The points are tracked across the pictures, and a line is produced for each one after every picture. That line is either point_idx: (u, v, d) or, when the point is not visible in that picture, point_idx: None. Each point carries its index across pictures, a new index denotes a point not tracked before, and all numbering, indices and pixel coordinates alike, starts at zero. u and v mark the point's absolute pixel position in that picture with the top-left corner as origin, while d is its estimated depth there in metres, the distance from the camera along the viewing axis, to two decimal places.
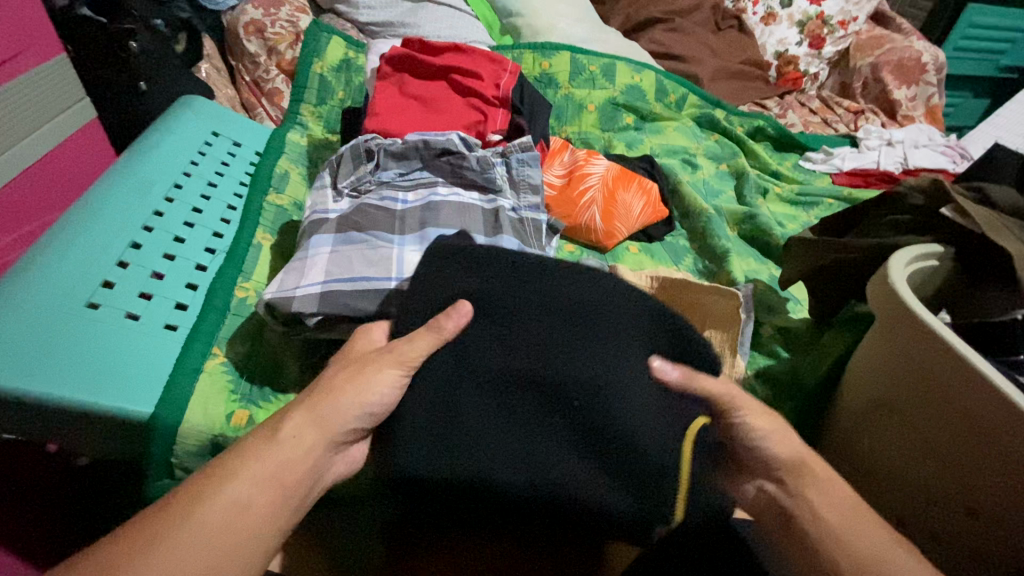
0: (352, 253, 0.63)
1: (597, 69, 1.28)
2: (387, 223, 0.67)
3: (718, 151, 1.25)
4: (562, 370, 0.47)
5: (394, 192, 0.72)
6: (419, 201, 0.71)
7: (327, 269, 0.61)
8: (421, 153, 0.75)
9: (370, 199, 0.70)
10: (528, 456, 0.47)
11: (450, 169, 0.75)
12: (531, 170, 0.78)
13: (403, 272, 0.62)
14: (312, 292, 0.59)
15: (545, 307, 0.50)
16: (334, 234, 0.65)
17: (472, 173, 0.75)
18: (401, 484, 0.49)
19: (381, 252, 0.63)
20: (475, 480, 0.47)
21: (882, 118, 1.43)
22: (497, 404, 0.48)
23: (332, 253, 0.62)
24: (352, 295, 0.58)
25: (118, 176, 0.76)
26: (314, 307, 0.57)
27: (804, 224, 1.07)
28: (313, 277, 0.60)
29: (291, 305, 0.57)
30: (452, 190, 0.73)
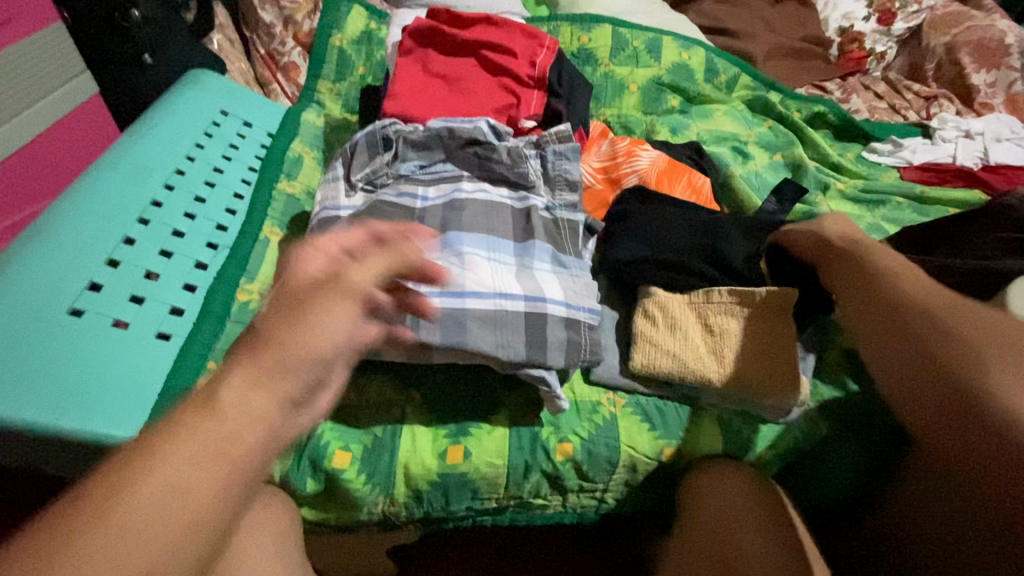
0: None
1: (641, 45, 1.16)
2: (404, 224, 0.60)
3: (772, 138, 1.11)
4: (705, 239, 0.68)
5: (414, 186, 0.65)
6: (441, 198, 0.63)
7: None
8: (444, 142, 0.67)
9: (387, 194, 0.63)
10: (698, 247, 0.68)
11: (477, 162, 0.66)
12: (570, 163, 0.68)
13: (421, 285, 0.54)
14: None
15: (686, 217, 0.71)
16: None
17: (501, 166, 0.66)
18: (623, 278, 0.67)
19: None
20: (664, 238, 0.68)
21: (958, 106, 1.27)
22: (667, 252, 0.68)
23: None
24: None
25: (115, 160, 0.70)
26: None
27: (868, 225, 0.94)
28: None
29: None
30: (479, 186, 0.65)
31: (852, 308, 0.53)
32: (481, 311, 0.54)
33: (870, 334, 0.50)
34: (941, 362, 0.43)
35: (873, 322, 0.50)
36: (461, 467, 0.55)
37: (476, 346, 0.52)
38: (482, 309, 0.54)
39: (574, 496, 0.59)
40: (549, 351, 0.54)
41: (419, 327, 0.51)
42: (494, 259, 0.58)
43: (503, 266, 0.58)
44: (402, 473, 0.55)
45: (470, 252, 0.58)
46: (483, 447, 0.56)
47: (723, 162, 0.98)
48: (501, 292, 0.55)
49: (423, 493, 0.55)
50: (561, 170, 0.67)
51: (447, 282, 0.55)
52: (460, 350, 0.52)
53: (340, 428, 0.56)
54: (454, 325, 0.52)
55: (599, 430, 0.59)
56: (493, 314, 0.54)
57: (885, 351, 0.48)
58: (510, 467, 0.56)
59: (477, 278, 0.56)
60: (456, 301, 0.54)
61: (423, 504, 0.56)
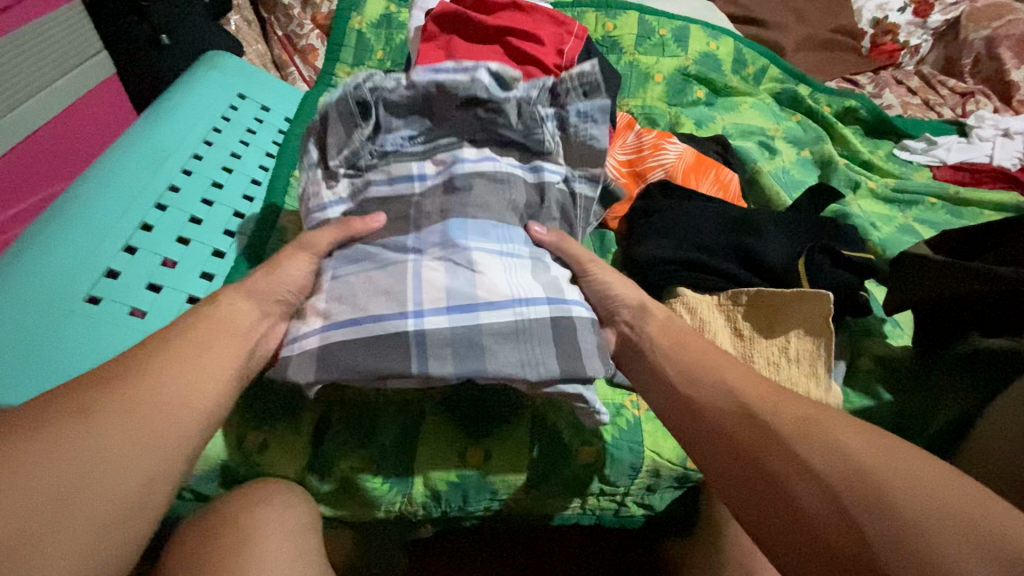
0: (356, 281, 0.52)
1: (668, 33, 1.13)
2: (405, 213, 0.57)
3: (800, 133, 1.07)
4: (741, 238, 0.66)
5: (409, 166, 0.61)
6: (443, 176, 0.60)
7: (329, 311, 0.51)
8: (435, 102, 0.62)
9: (378, 185, 0.60)
10: (730, 248, 0.66)
11: (478, 127, 0.63)
12: (595, 125, 0.65)
13: (424, 303, 0.50)
14: (309, 350, 0.49)
15: (720, 214, 0.69)
16: (334, 258, 0.55)
17: (510, 131, 0.63)
18: (647, 273, 0.65)
19: (394, 276, 0.51)
20: (694, 237, 0.66)
21: (996, 103, 1.22)
22: (696, 248, 0.66)
23: (333, 287, 0.52)
24: (365, 351, 0.48)
25: (133, 143, 0.69)
26: (311, 375, 0.48)
27: (899, 226, 0.91)
28: (312, 325, 0.51)
29: (288, 375, 0.48)
30: (484, 156, 0.61)
31: (709, 452, 0.43)
32: (498, 327, 0.49)
33: (726, 476, 0.41)
34: (828, 536, 0.34)
35: (734, 463, 0.41)
36: (480, 469, 0.55)
37: (495, 369, 0.48)
38: (499, 322, 0.50)
39: (594, 499, 0.58)
40: (585, 361, 0.50)
41: (427, 357, 0.48)
42: (507, 257, 0.54)
43: (518, 264, 0.54)
44: (421, 473, 0.54)
45: (476, 250, 0.53)
46: (503, 449, 0.55)
47: (750, 157, 0.95)
48: (519, 300, 0.51)
49: (441, 493, 0.54)
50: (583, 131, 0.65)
51: (454, 295, 0.50)
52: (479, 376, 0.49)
53: (359, 424, 0.55)
54: (469, 347, 0.49)
55: (623, 434, 0.57)
56: (512, 327, 0.50)
57: (742, 491, 0.40)
58: (529, 470, 0.55)
59: (487, 285, 0.51)
60: (471, 317, 0.49)
61: (441, 504, 0.55)
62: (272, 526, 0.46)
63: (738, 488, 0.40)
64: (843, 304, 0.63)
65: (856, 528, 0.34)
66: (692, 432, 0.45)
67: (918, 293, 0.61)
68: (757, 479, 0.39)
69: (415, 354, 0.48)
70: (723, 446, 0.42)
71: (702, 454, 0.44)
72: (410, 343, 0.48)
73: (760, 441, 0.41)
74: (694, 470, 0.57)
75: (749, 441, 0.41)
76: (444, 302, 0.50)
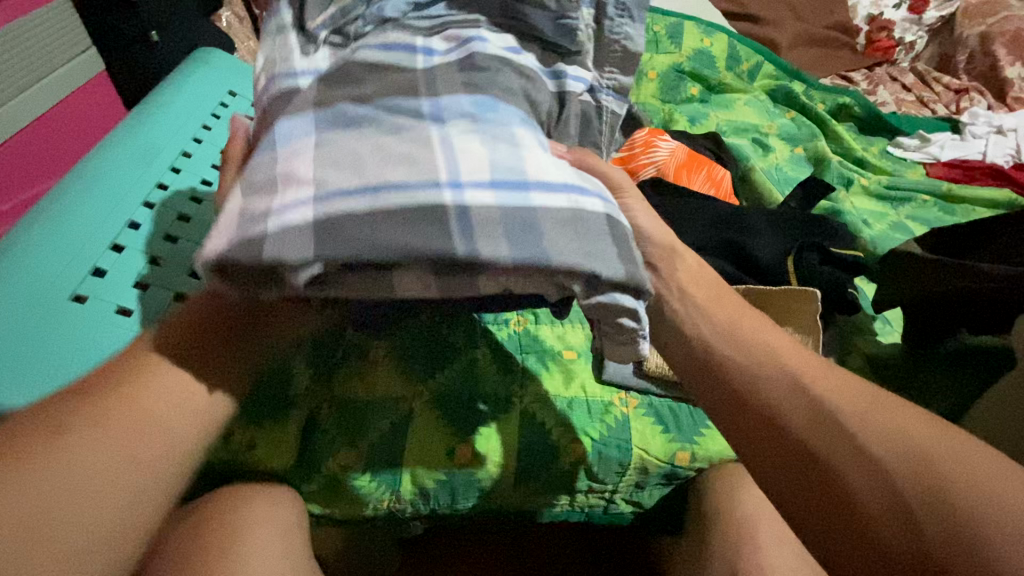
0: (357, 144, 0.40)
1: (662, 30, 1.12)
2: (407, 83, 0.44)
3: (794, 130, 1.07)
4: (732, 236, 0.66)
5: (409, 37, 0.50)
6: (454, 52, 0.49)
7: (323, 176, 0.38)
8: None
9: (366, 48, 0.48)
10: (720, 247, 0.66)
11: (498, 4, 0.53)
12: (629, 28, 0.60)
13: (461, 174, 0.38)
14: (297, 220, 0.36)
15: (712, 213, 0.69)
16: (310, 113, 0.42)
17: (540, 14, 0.54)
18: None
19: (412, 143, 0.40)
20: (684, 236, 0.67)
21: (990, 100, 1.22)
22: (687, 247, 0.66)
23: (318, 145, 0.40)
24: (378, 226, 0.36)
25: (122, 139, 0.68)
26: (309, 248, 0.35)
27: (892, 224, 0.91)
28: (296, 184, 0.37)
29: (264, 253, 0.35)
30: (510, 46, 0.52)
31: (746, 427, 0.36)
32: (555, 211, 0.39)
33: (767, 464, 0.35)
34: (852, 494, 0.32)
35: (779, 446, 0.34)
36: (469, 467, 0.55)
37: (558, 259, 0.37)
38: (554, 205, 0.39)
39: (583, 496, 0.58)
40: (643, 271, 0.40)
41: (474, 236, 0.36)
42: (546, 146, 0.44)
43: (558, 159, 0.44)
44: (409, 471, 0.54)
45: (514, 125, 0.43)
46: (490, 447, 0.55)
47: (743, 153, 0.95)
48: (573, 186, 0.40)
49: (430, 490, 0.54)
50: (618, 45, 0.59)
51: (497, 167, 0.39)
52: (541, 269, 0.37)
53: (347, 421, 0.55)
54: (522, 228, 0.37)
55: (611, 431, 0.57)
56: (570, 215, 0.39)
57: (790, 484, 0.33)
58: (518, 467, 0.55)
59: (538, 163, 0.40)
60: (521, 198, 0.38)
61: (430, 502, 0.55)
62: (261, 525, 0.47)
63: (775, 474, 0.34)
64: (833, 302, 0.63)
65: (928, 553, 0.29)
66: (726, 402, 0.38)
67: (912, 289, 0.61)
68: (808, 471, 0.33)
69: (456, 232, 0.36)
70: (764, 420, 0.36)
71: (735, 427, 0.37)
72: (449, 215, 0.37)
73: (816, 425, 0.34)
74: (682, 468, 0.58)
75: (796, 420, 0.35)
76: (487, 174, 0.39)
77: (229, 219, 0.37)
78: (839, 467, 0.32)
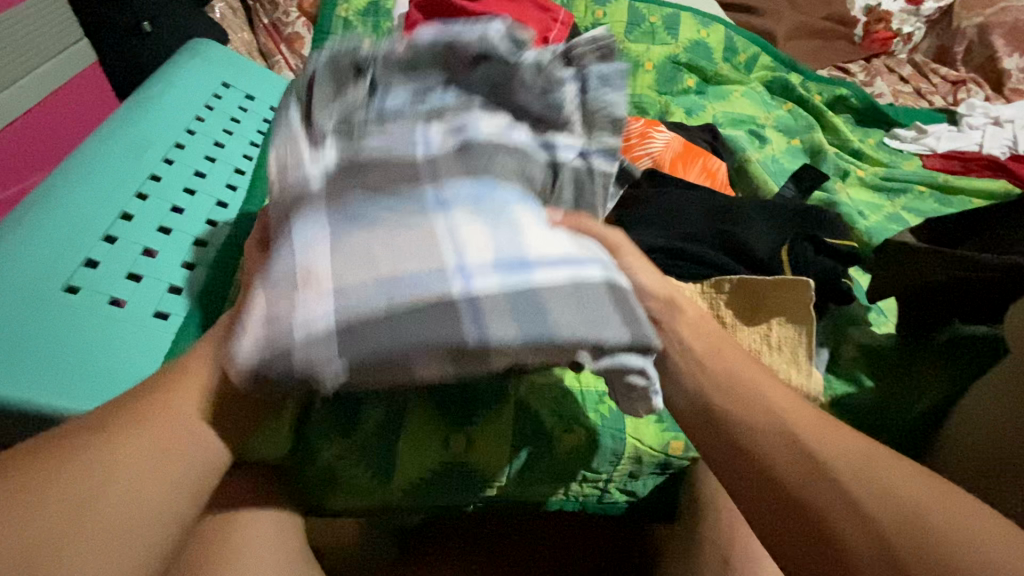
0: (361, 241, 0.41)
1: (658, 21, 1.12)
2: (411, 172, 0.45)
3: (791, 122, 1.07)
4: (726, 226, 0.66)
5: (409, 128, 0.49)
6: (451, 136, 0.48)
7: (341, 276, 0.39)
8: (442, 62, 0.53)
9: (371, 147, 0.47)
10: (714, 237, 0.66)
11: (488, 87, 0.53)
12: (612, 91, 0.57)
13: (471, 260, 0.40)
14: (318, 328, 0.38)
15: (706, 203, 0.69)
16: (318, 210, 0.43)
17: (527, 96, 0.53)
18: None
19: (423, 231, 0.41)
20: (679, 226, 0.66)
21: (987, 91, 1.21)
22: (682, 237, 0.66)
23: (326, 250, 0.40)
24: (393, 327, 0.38)
25: (115, 131, 0.68)
26: (337, 360, 0.37)
27: (888, 215, 0.91)
28: (312, 297, 0.38)
29: (294, 360, 0.37)
30: (503, 125, 0.51)
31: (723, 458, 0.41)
32: (557, 287, 0.40)
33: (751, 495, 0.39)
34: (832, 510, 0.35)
35: (752, 476, 0.39)
36: (462, 456, 0.55)
37: (566, 334, 0.39)
38: (557, 282, 0.40)
39: (577, 486, 0.58)
40: (648, 328, 0.42)
41: (484, 320, 0.38)
42: (544, 215, 0.45)
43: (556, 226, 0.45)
44: (403, 462, 0.54)
45: (513, 203, 0.44)
46: (485, 437, 0.56)
47: (739, 145, 0.95)
48: (571, 258, 0.42)
49: (425, 480, 0.55)
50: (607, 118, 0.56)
51: (501, 249, 0.41)
52: (546, 347, 0.39)
53: (338, 412, 0.55)
54: (529, 306, 0.39)
55: (606, 421, 0.57)
56: (572, 287, 0.40)
57: (765, 505, 0.38)
58: (510, 458, 0.56)
59: (538, 239, 0.42)
60: (526, 278, 0.40)
61: (425, 492, 0.56)
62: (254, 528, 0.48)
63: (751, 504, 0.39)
64: (827, 292, 0.63)
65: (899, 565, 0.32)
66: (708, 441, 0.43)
67: (903, 280, 0.61)
68: (780, 492, 0.38)
69: (468, 320, 0.38)
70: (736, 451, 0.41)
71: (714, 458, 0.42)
72: (460, 306, 0.38)
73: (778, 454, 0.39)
74: (676, 457, 0.58)
75: (767, 456, 0.39)
76: (495, 257, 0.40)
77: (250, 327, 0.38)
78: (803, 481, 0.37)
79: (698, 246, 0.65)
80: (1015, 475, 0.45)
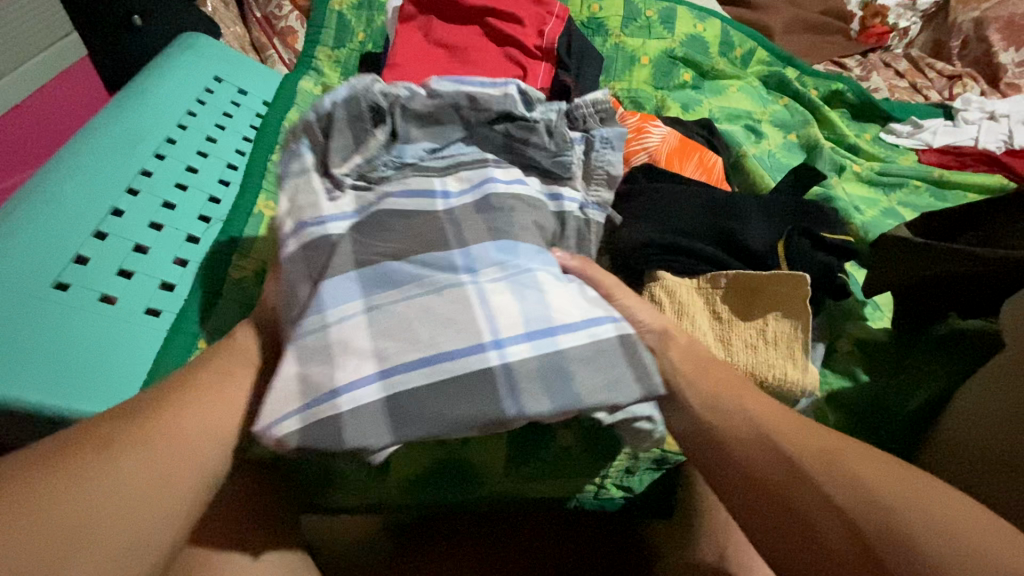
0: (400, 310, 0.45)
1: (654, 15, 1.11)
2: (434, 228, 0.51)
3: (787, 117, 1.06)
4: (722, 221, 0.66)
5: (429, 180, 0.55)
6: (468, 191, 0.55)
7: (381, 349, 0.44)
8: (461, 115, 0.61)
9: (393, 198, 0.53)
10: (710, 232, 0.65)
11: (504, 140, 0.61)
12: (613, 153, 0.64)
13: (500, 331, 0.44)
14: (366, 407, 0.41)
15: (703, 198, 0.68)
16: (356, 272, 0.47)
17: (539, 153, 0.61)
18: (626, 256, 0.65)
19: (454, 302, 0.45)
20: (675, 222, 0.66)
21: (982, 86, 1.22)
22: (678, 233, 0.65)
23: (368, 313, 0.45)
24: (435, 401, 0.42)
25: (104, 125, 0.67)
26: (382, 436, 0.41)
27: (883, 210, 0.91)
28: (358, 372, 0.43)
29: (345, 441, 0.40)
30: (514, 177, 0.57)
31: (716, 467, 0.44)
32: (581, 350, 0.44)
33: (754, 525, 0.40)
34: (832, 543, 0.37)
35: (745, 484, 0.42)
36: (457, 452, 0.55)
37: (591, 399, 0.43)
38: (580, 345, 0.44)
39: (574, 482, 0.58)
40: (657, 378, 0.45)
41: (517, 391, 0.42)
42: (562, 276, 0.50)
43: (573, 286, 0.49)
44: (397, 459, 0.54)
45: (535, 269, 0.49)
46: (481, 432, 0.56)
47: (735, 140, 0.95)
48: (590, 318, 0.46)
49: (420, 477, 0.55)
50: (602, 168, 0.63)
51: (528, 317, 0.45)
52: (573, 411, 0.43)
53: None
54: (557, 374, 0.43)
55: None
56: (593, 350, 0.45)
57: (758, 511, 0.40)
58: (505, 454, 0.56)
59: (561, 303, 0.46)
60: (549, 348, 0.44)
61: (420, 490, 0.56)
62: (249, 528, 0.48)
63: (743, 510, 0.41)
64: (823, 286, 0.63)
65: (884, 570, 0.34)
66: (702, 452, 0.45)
67: (899, 274, 0.61)
68: (770, 497, 0.40)
69: (503, 392, 0.42)
70: (730, 459, 0.43)
71: (705, 466, 0.45)
72: (496, 376, 0.42)
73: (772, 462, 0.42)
74: (671, 452, 0.58)
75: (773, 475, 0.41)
76: (523, 328, 0.45)
77: (289, 388, 0.42)
78: (793, 485, 0.40)
79: (695, 241, 0.65)
80: (1007, 470, 0.45)
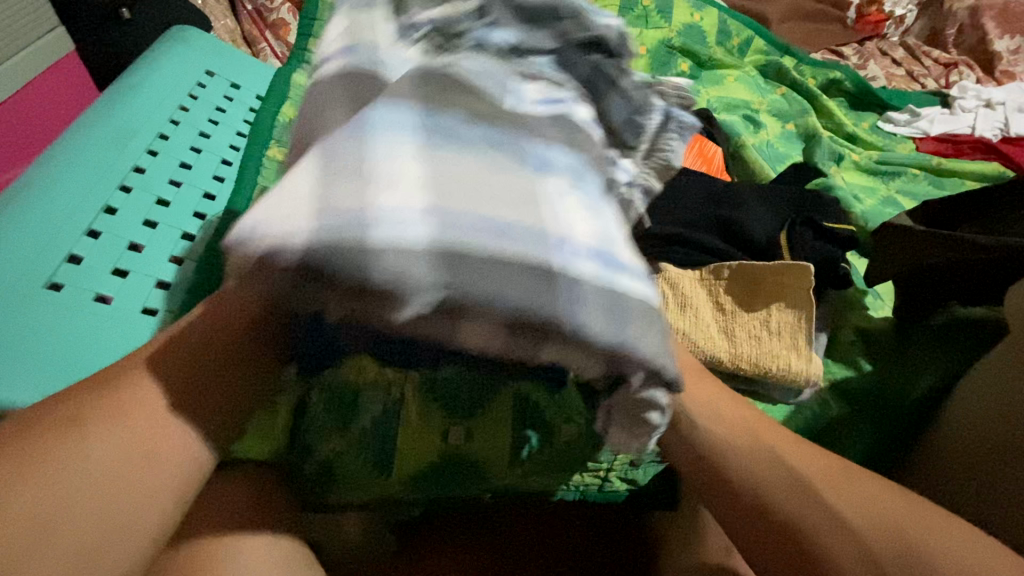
0: (453, 166, 0.36)
1: (651, 4, 1.10)
2: (515, 117, 0.42)
3: (785, 106, 1.06)
4: (723, 213, 0.65)
5: (502, 76, 0.47)
6: (545, 102, 0.47)
7: (422, 195, 0.34)
8: (562, 26, 0.56)
9: (460, 69, 0.45)
10: (710, 224, 0.65)
11: (589, 73, 0.55)
12: (677, 147, 0.63)
13: (572, 234, 0.36)
14: (411, 242, 0.31)
15: (704, 190, 0.68)
16: (419, 107, 0.39)
17: (621, 111, 0.57)
18: None
19: (517, 187, 0.37)
20: (675, 214, 0.66)
21: (978, 73, 1.21)
22: (679, 225, 0.65)
23: (428, 161, 0.36)
24: (488, 273, 0.32)
25: (95, 122, 0.66)
26: (438, 279, 0.31)
27: (881, 199, 0.90)
28: (401, 196, 0.33)
29: (384, 262, 0.31)
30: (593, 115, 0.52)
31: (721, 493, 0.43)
32: (641, 292, 0.36)
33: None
34: None
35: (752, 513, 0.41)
36: (462, 449, 0.55)
37: (640, 349, 0.35)
38: (643, 291, 0.37)
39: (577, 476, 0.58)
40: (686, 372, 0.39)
41: (581, 304, 0.33)
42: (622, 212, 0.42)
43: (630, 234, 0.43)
44: (400, 457, 0.54)
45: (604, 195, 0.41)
46: (484, 429, 0.56)
47: (734, 130, 0.94)
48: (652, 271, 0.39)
49: (422, 475, 0.55)
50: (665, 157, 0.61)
51: (601, 233, 0.37)
52: (619, 358, 0.35)
53: (331, 404, 0.54)
54: (618, 308, 0.35)
55: None
56: (650, 302, 0.37)
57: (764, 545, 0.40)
58: (512, 449, 0.56)
59: (628, 242, 0.39)
60: (607, 282, 0.35)
61: (423, 486, 0.55)
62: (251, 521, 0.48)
63: (747, 534, 0.41)
64: (825, 277, 0.63)
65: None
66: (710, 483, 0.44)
67: (901, 264, 0.61)
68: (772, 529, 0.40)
69: (565, 299, 0.33)
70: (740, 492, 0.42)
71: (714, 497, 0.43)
72: (561, 279, 0.34)
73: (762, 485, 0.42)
74: None
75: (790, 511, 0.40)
76: (595, 239, 0.36)
77: (299, 189, 0.32)
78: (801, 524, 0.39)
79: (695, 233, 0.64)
80: (1007, 464, 0.45)
